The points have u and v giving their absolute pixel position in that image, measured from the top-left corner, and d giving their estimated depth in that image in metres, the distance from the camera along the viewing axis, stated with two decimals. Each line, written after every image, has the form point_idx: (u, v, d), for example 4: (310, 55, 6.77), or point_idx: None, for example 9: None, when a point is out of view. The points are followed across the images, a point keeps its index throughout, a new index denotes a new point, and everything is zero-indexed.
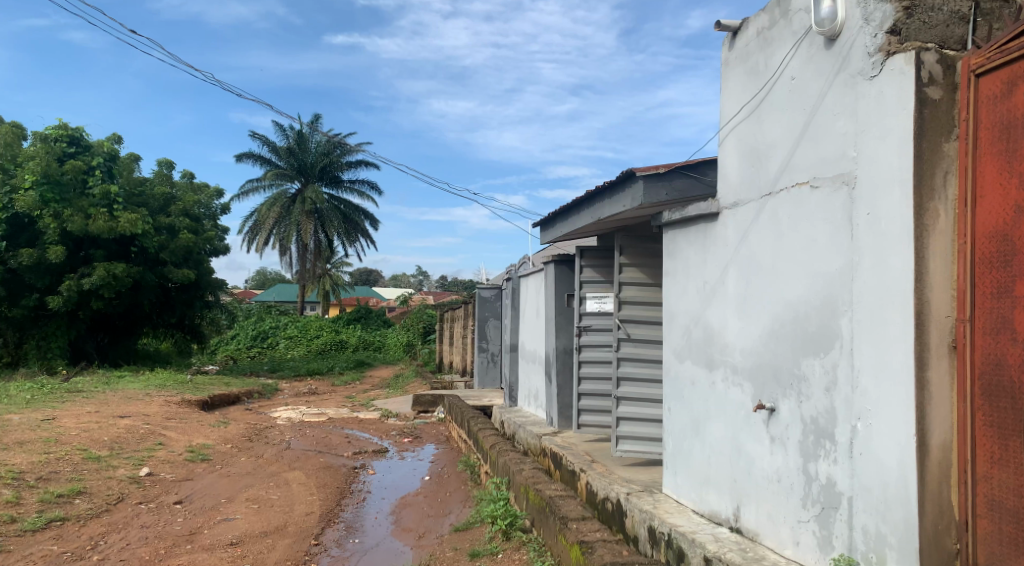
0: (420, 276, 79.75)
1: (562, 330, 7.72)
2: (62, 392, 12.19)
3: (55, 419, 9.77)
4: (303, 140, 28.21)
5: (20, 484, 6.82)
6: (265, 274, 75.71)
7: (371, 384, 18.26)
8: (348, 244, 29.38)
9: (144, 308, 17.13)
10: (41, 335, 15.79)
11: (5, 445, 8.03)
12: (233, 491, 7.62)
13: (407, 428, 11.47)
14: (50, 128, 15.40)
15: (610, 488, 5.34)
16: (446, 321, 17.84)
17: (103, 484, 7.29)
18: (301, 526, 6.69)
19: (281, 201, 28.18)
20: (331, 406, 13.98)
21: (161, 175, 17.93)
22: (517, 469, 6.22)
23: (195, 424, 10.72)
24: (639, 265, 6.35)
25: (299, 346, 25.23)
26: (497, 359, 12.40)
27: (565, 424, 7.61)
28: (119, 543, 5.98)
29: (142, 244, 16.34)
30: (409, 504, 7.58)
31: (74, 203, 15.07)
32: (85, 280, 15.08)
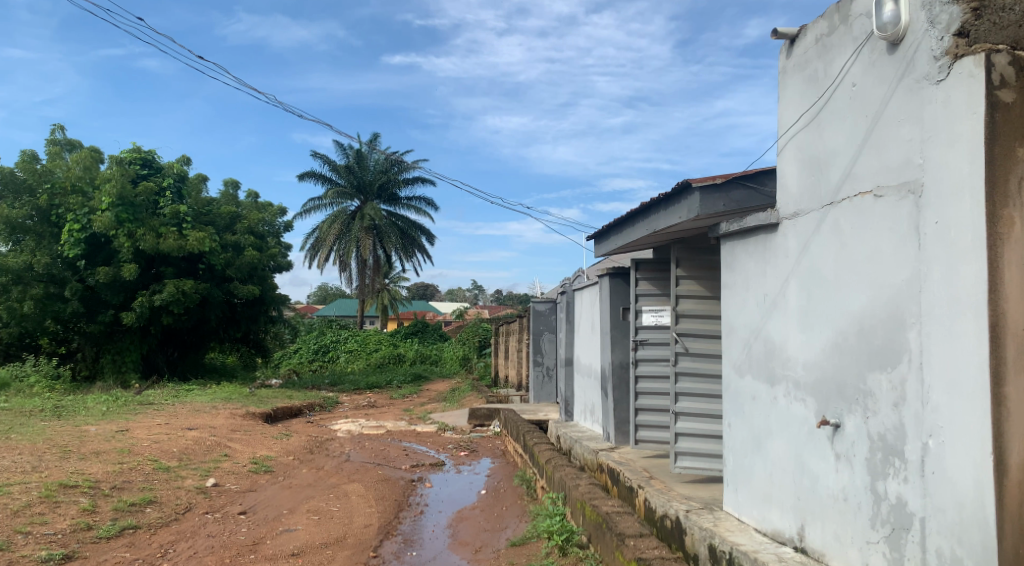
0: (476, 290, 80.39)
1: (617, 343, 7.63)
2: (135, 404, 12.60)
3: (128, 430, 10.11)
4: (361, 158, 28.74)
5: (96, 493, 7.07)
6: (326, 289, 77.47)
7: (428, 397, 18.43)
8: (405, 260, 29.78)
9: (211, 324, 17.62)
10: (116, 350, 16.40)
11: (81, 455, 8.33)
12: (295, 502, 7.75)
13: (463, 442, 11.51)
14: (125, 152, 16.17)
15: (668, 505, 5.25)
16: (501, 335, 17.87)
17: (172, 494, 7.49)
18: (360, 538, 6.75)
19: (341, 218, 28.79)
20: (389, 420, 14.14)
21: (227, 196, 18.46)
22: (573, 484, 6.17)
23: (259, 436, 10.97)
24: (696, 277, 6.24)
25: (358, 359, 25.63)
26: (552, 373, 12.34)
27: (622, 439, 7.48)
28: (187, 552, 6.13)
29: (209, 262, 16.83)
30: (465, 518, 7.59)
31: (146, 222, 15.62)
32: (156, 297, 15.62)
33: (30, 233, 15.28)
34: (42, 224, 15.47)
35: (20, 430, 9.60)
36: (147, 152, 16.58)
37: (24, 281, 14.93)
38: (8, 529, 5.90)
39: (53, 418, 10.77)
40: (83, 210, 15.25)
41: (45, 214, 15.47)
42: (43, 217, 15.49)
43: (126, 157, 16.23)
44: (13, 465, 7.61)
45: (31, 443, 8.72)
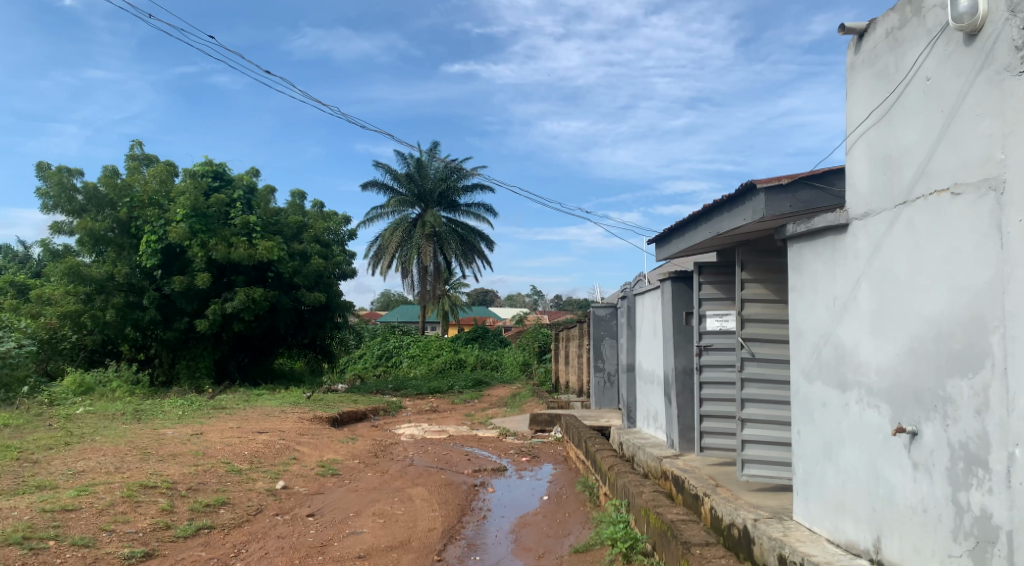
0: (536, 295, 80.51)
1: (681, 348, 7.50)
2: (208, 409, 13.00)
3: (202, 434, 10.42)
4: (422, 167, 29.08)
5: (173, 494, 7.31)
6: (389, 295, 78.64)
7: (489, 402, 18.49)
8: (465, 266, 30.00)
9: (280, 330, 18.07)
10: (190, 356, 17.01)
11: (159, 457, 8.63)
12: (361, 505, 7.86)
13: (525, 448, 11.51)
14: (198, 165, 16.82)
15: (736, 513, 5.13)
16: (562, 340, 17.78)
17: (244, 495, 7.69)
18: (425, 541, 6.80)
19: (402, 226, 29.21)
20: (451, 424, 14.23)
21: (294, 206, 18.85)
22: (637, 491, 6.10)
23: (326, 440, 11.18)
24: (763, 281, 6.09)
25: (420, 364, 25.90)
26: (613, 379, 12.23)
27: (686, 447, 7.39)
28: (258, 552, 6.28)
29: (278, 270, 17.25)
30: (528, 523, 7.57)
31: (218, 233, 16.14)
32: (228, 304, 16.10)
33: (111, 244, 15.95)
34: (122, 235, 16.10)
35: (102, 432, 10.01)
36: (218, 165, 17.12)
37: (105, 290, 15.64)
38: (93, 527, 6.15)
39: (133, 421, 11.19)
40: (160, 222, 15.85)
41: (124, 226, 16.12)
42: (123, 229, 16.14)
43: (199, 170, 16.86)
44: (97, 465, 7.94)
45: (113, 445, 9.08)
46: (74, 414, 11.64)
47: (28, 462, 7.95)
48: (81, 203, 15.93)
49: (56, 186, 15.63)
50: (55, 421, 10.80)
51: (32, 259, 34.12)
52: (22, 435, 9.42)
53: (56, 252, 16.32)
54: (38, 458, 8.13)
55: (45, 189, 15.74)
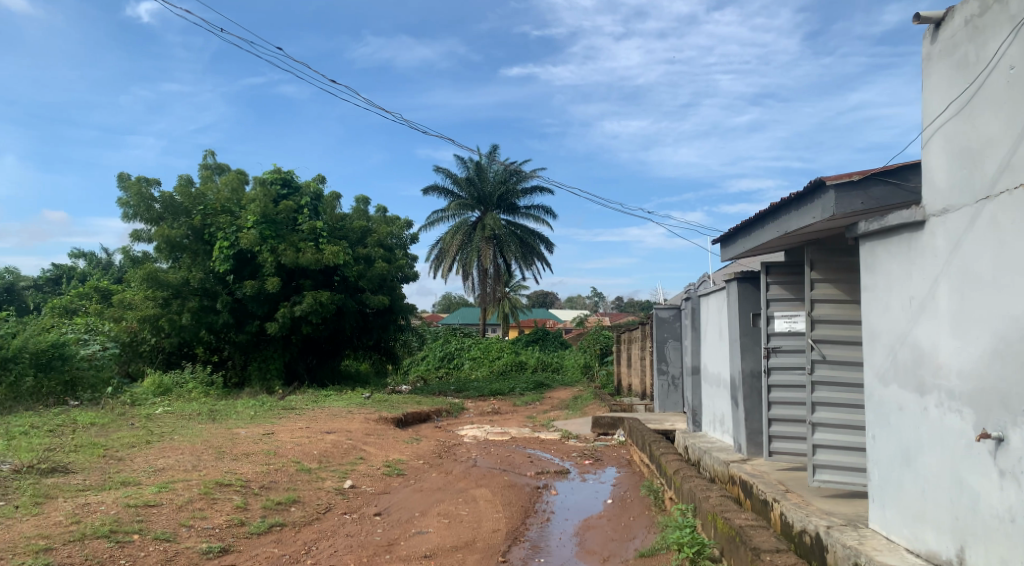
0: (597, 296, 80.11)
1: (748, 350, 7.34)
2: (278, 409, 13.34)
3: (274, 433, 10.70)
4: (481, 170, 29.26)
5: (247, 491, 7.51)
6: (450, 298, 79.36)
7: (551, 404, 18.45)
8: (526, 268, 30.04)
9: (346, 332, 18.39)
10: (262, 358, 17.48)
11: (233, 456, 8.89)
12: (426, 505, 7.94)
13: (588, 450, 11.44)
14: (267, 173, 17.31)
15: (807, 520, 4.99)
16: (623, 343, 17.60)
17: (314, 494, 7.85)
18: (490, 542, 6.82)
19: (463, 229, 29.44)
20: (514, 427, 14.24)
21: (359, 211, 19.17)
22: (703, 496, 5.98)
23: (391, 440, 11.33)
24: (834, 281, 5.90)
25: (482, 366, 26.05)
26: (678, 382, 12.05)
27: (755, 451, 7.23)
28: (328, 549, 6.40)
29: (343, 274, 17.58)
30: (592, 527, 7.51)
31: (287, 238, 16.55)
32: (297, 308, 16.45)
33: (186, 250, 16.51)
34: (197, 242, 16.65)
35: (180, 431, 10.36)
36: (286, 173, 17.57)
37: (182, 295, 16.24)
38: (173, 523, 6.37)
39: (208, 421, 11.56)
40: (232, 228, 16.38)
41: (198, 232, 16.67)
42: (197, 236, 16.68)
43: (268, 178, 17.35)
44: (176, 463, 8.23)
45: (190, 444, 9.39)
46: (154, 413, 12.12)
47: (114, 459, 8.29)
48: (158, 212, 16.56)
49: (135, 196, 16.28)
50: (137, 420, 11.25)
51: (114, 266, 35.69)
52: (106, 433, 9.83)
53: (135, 259, 16.99)
54: (122, 455, 8.47)
55: (126, 199, 16.41)
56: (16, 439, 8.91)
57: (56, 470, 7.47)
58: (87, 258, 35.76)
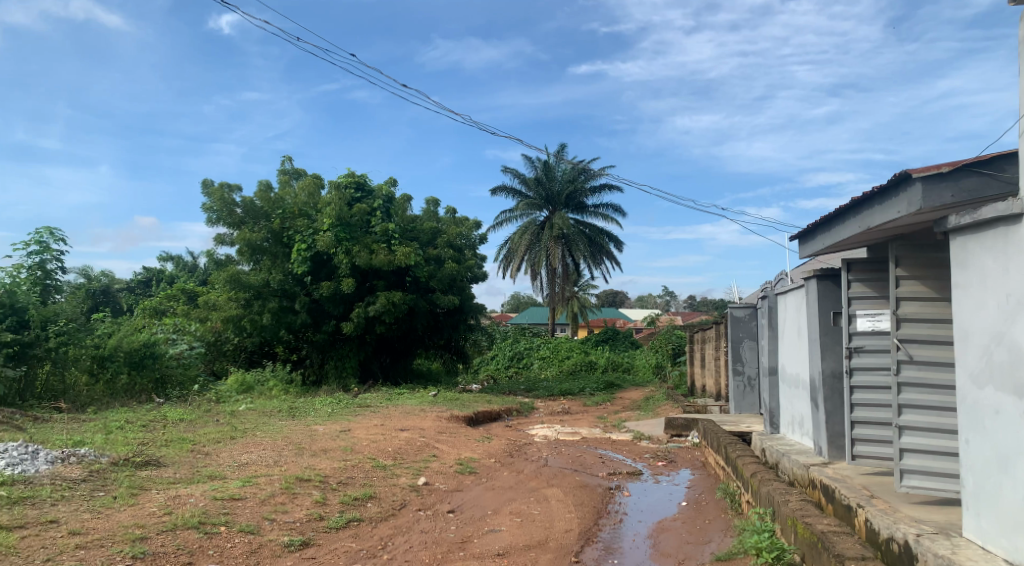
0: (668, 295, 79.03)
1: (828, 351, 7.08)
2: (354, 406, 13.60)
3: (350, 430, 10.90)
4: (549, 170, 29.22)
5: (325, 487, 7.66)
6: (519, 297, 79.57)
7: (622, 404, 18.24)
8: (594, 267, 29.85)
9: (418, 331, 18.60)
10: (338, 356, 17.85)
11: (311, 452, 9.09)
12: (499, 503, 7.94)
13: (661, 452, 11.25)
14: (342, 177, 17.72)
15: (895, 527, 4.76)
16: (697, 342, 17.27)
17: (389, 490, 7.95)
18: (562, 542, 6.77)
19: (531, 229, 29.47)
20: (585, 427, 14.13)
21: (429, 212, 19.38)
22: (782, 500, 5.79)
23: (463, 438, 11.41)
24: (920, 277, 5.62)
25: (552, 365, 26.00)
26: (754, 383, 11.75)
27: (837, 454, 6.94)
28: (404, 545, 6.46)
29: (415, 274, 17.79)
30: (667, 529, 7.37)
31: (361, 240, 16.86)
32: (371, 308, 16.72)
33: (267, 253, 17.01)
34: (276, 245, 17.12)
35: (262, 428, 10.64)
36: (360, 176, 17.97)
37: (262, 296, 16.74)
38: (257, 516, 6.54)
39: (287, 418, 11.86)
40: (309, 232, 16.81)
41: (277, 235, 17.11)
42: (276, 239, 17.12)
43: (343, 182, 17.75)
44: (259, 458, 8.47)
45: (272, 439, 9.66)
46: (237, 410, 12.52)
47: (201, 453, 8.59)
48: (240, 216, 17.14)
49: (218, 201, 16.86)
50: (222, 417, 11.65)
51: (200, 268, 37.14)
52: (194, 429, 10.19)
53: (219, 261, 17.58)
54: (208, 450, 8.77)
55: (210, 204, 17.00)
56: (111, 434, 9.34)
57: (149, 463, 7.77)
58: (174, 261, 37.34)
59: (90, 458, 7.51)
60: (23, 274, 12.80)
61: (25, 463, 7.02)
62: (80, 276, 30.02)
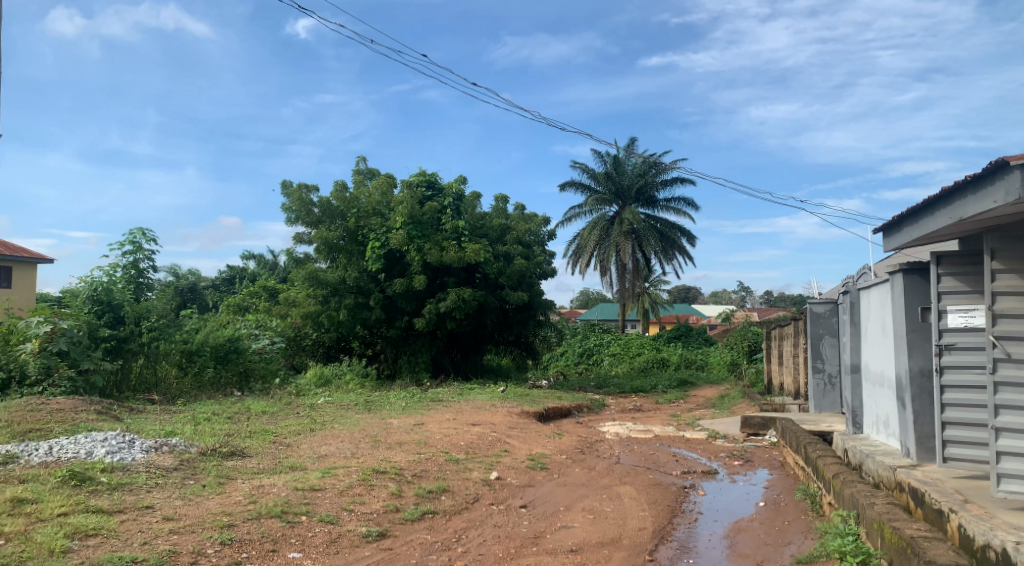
0: (742, 291, 77.42)
1: (916, 348, 6.80)
2: (427, 401, 13.82)
3: (423, 424, 11.08)
4: (619, 164, 28.98)
5: (401, 479, 7.80)
6: (589, 294, 79.25)
7: (696, 402, 17.95)
8: (666, 262, 29.46)
9: (488, 327, 18.73)
10: (410, 351, 18.16)
11: (387, 445, 9.28)
12: (571, 500, 7.94)
13: (737, 451, 11.03)
14: (413, 176, 18.01)
15: (991, 534, 4.57)
16: (774, 339, 16.86)
17: (462, 484, 8.05)
18: (635, 540, 6.72)
19: (601, 224, 29.30)
20: (658, 425, 13.99)
21: (498, 210, 19.44)
22: (868, 502, 5.60)
23: (534, 434, 11.44)
24: (1018, 271, 5.32)
25: (623, 362, 25.79)
26: (835, 381, 11.38)
27: (926, 456, 6.68)
28: (477, 539, 6.52)
29: (484, 271, 17.88)
30: (744, 529, 7.23)
31: (432, 238, 17.09)
32: (442, 304, 16.91)
33: (343, 251, 17.45)
34: (351, 243, 17.54)
35: (340, 421, 10.92)
36: (431, 175, 18.24)
37: (339, 292, 17.22)
38: (336, 506, 6.72)
39: (363, 411, 12.13)
40: (382, 230, 17.18)
41: (352, 234, 17.57)
42: (351, 237, 17.58)
43: (414, 181, 18.03)
44: (337, 450, 8.70)
45: (349, 432, 9.91)
46: (316, 403, 12.88)
47: (282, 444, 8.90)
48: (317, 215, 17.63)
49: (297, 201, 17.38)
50: (302, 409, 12.00)
51: (279, 266, 38.37)
52: (276, 421, 10.55)
53: (297, 259, 18.10)
54: (289, 442, 9.06)
55: (288, 204, 17.52)
56: (200, 425, 9.75)
57: (234, 453, 8.07)
58: (256, 259, 38.71)
59: (181, 447, 7.86)
60: (119, 273, 13.45)
61: (123, 451, 7.41)
62: (169, 274, 31.45)
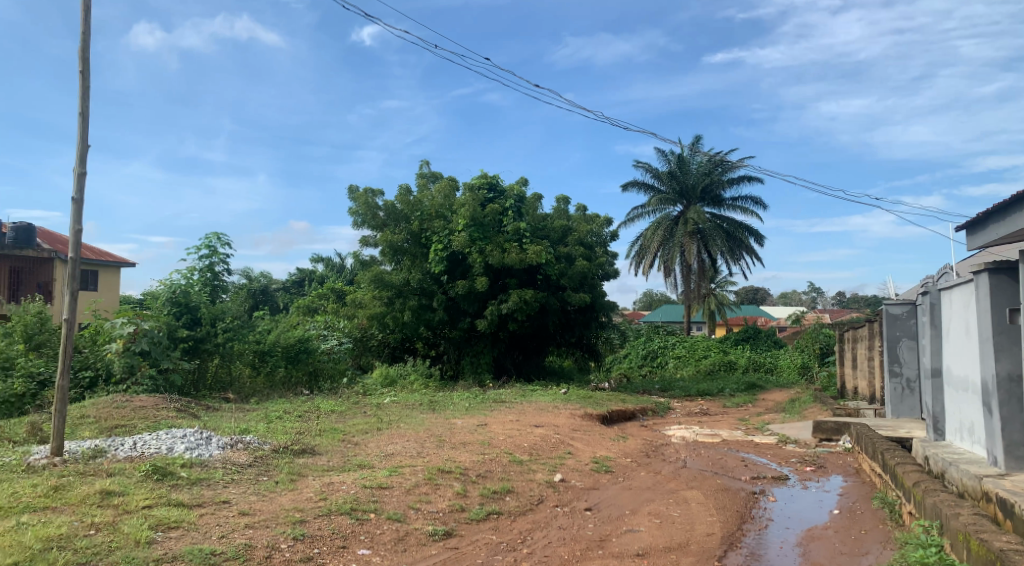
0: (813, 292, 75.37)
1: (1003, 352, 6.48)
2: (491, 401, 13.88)
3: (487, 424, 11.13)
4: (684, 163, 28.57)
5: (465, 479, 7.86)
6: (652, 295, 78.36)
7: (765, 406, 17.53)
8: (733, 263, 28.90)
9: (550, 329, 18.69)
10: (473, 352, 18.29)
11: (452, 444, 9.35)
12: (636, 504, 7.85)
13: (809, 457, 10.72)
14: (475, 179, 18.16)
15: None
16: (848, 341, 16.36)
17: (526, 485, 8.06)
18: (703, 546, 6.61)
19: (664, 224, 28.95)
20: (725, 429, 13.71)
21: (560, 211, 19.40)
22: (952, 513, 5.38)
23: (598, 436, 11.36)
24: None
25: (688, 365, 25.39)
26: (914, 386, 10.97)
27: (1015, 465, 6.36)
28: (543, 540, 6.52)
29: (546, 272, 17.84)
30: (818, 538, 7.02)
31: (494, 239, 17.17)
32: (504, 305, 16.96)
33: (407, 254, 17.70)
34: (415, 245, 17.76)
35: (406, 420, 11.07)
36: (492, 177, 18.35)
37: (403, 294, 17.39)
38: (403, 505, 6.81)
39: (428, 412, 12.25)
40: (445, 232, 17.31)
41: (416, 236, 17.78)
42: (415, 240, 17.80)
43: (476, 183, 18.17)
44: (403, 449, 8.82)
45: (415, 431, 10.04)
46: (382, 402, 13.08)
47: (350, 443, 9.07)
48: (382, 219, 17.93)
49: (363, 205, 17.74)
50: (369, 409, 12.21)
51: (347, 268, 39.11)
52: (344, 420, 10.76)
53: (363, 262, 18.43)
54: (357, 440, 9.23)
55: (355, 208, 17.89)
56: (272, 422, 10.02)
57: (305, 451, 8.26)
58: (324, 262, 39.56)
59: (255, 445, 8.08)
60: (196, 276, 13.94)
61: (201, 448, 7.66)
62: (242, 277, 32.41)
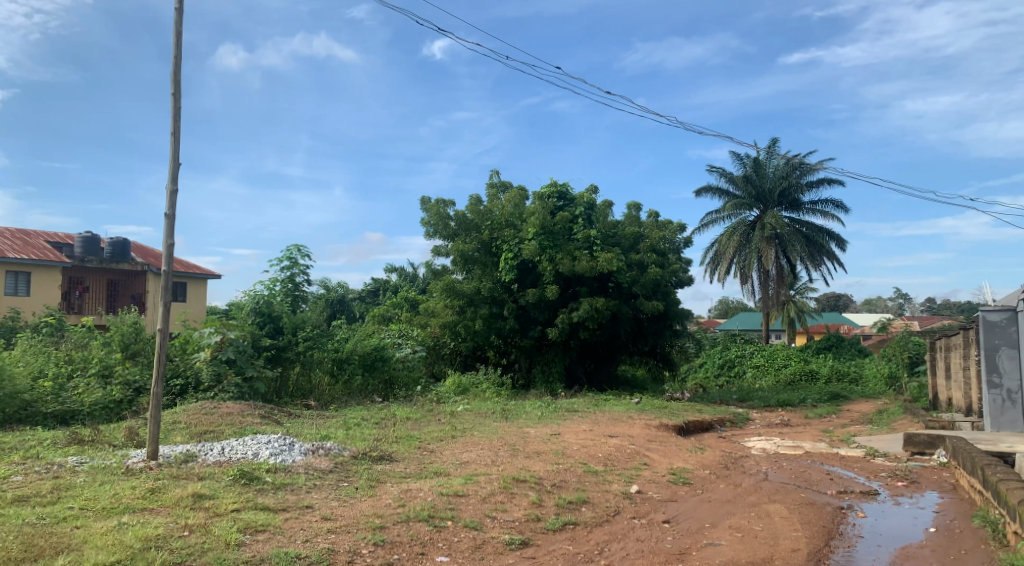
0: (901, 299, 72.26)
1: None
2: (563, 410, 13.81)
3: (561, 434, 11.07)
4: (760, 166, 27.87)
5: (541, 488, 7.82)
6: (728, 303, 76.68)
7: (851, 418, 16.86)
8: (813, 269, 28.01)
9: (622, 337, 18.46)
10: (545, 361, 18.26)
11: (526, 453, 9.34)
12: (716, 517, 7.65)
13: (900, 471, 10.24)
14: (544, 187, 18.19)
15: None
16: (940, 350, 15.60)
17: (602, 496, 7.96)
18: (788, 562, 6.39)
19: (740, 230, 28.32)
20: (808, 441, 13.25)
21: (631, 218, 19.21)
22: None
23: (675, 447, 11.14)
24: None
25: (767, 375, 24.67)
26: (1015, 398, 10.32)
27: None
28: (620, 552, 6.42)
29: (617, 280, 17.61)
30: (913, 556, 6.70)
31: (564, 248, 17.11)
32: (575, 314, 16.87)
33: (478, 263, 17.86)
34: (486, 255, 17.89)
35: (480, 428, 11.12)
36: (562, 185, 18.32)
37: (475, 303, 17.47)
38: (480, 513, 6.82)
39: (501, 420, 12.28)
40: (515, 241, 17.37)
41: (487, 245, 17.91)
42: (486, 249, 17.93)
43: (545, 192, 18.19)
44: (479, 457, 8.84)
45: (489, 440, 10.06)
46: (456, 410, 13.19)
47: (426, 450, 9.16)
48: (454, 228, 18.10)
49: (434, 216, 17.98)
50: (443, 416, 12.31)
51: (421, 277, 39.68)
52: (419, 427, 10.87)
53: (436, 271, 18.67)
54: (433, 447, 9.32)
55: (428, 219, 18.16)
56: (350, 429, 10.22)
57: (383, 458, 8.37)
58: (399, 272, 40.26)
59: (335, 451, 8.25)
60: (278, 287, 14.39)
61: (285, 453, 7.87)
62: (321, 287, 33.30)
